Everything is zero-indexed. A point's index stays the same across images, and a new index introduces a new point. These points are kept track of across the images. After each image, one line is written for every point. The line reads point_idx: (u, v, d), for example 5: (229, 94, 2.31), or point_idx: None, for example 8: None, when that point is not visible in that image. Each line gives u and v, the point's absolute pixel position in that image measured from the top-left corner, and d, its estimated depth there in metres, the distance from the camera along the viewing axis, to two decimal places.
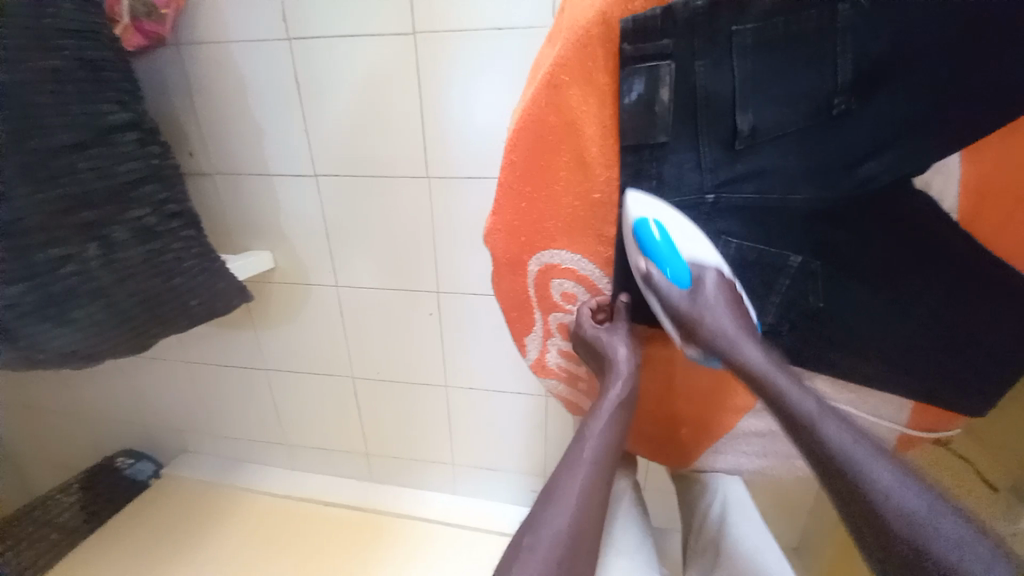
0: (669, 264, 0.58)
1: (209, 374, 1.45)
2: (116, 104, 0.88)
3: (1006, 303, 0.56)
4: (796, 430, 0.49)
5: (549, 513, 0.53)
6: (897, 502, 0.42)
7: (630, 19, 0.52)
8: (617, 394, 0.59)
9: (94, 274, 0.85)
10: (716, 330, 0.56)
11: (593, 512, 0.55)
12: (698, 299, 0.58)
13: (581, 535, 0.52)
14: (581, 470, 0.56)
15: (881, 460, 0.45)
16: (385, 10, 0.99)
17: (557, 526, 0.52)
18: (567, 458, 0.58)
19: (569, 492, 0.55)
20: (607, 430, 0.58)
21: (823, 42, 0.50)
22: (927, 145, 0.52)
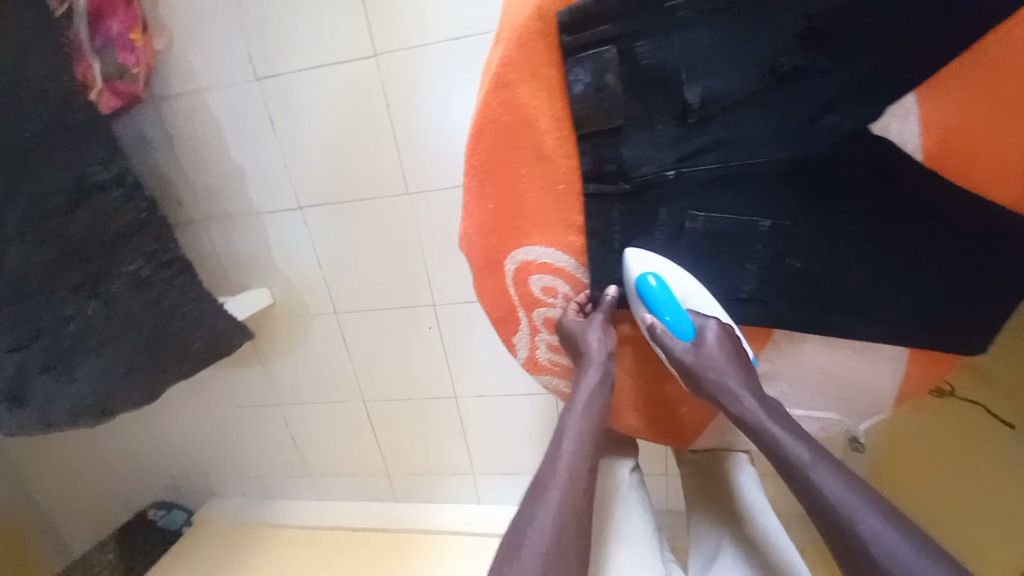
0: (672, 316, 0.61)
1: (224, 415, 1.48)
2: (99, 163, 0.90)
3: (978, 237, 0.56)
4: (794, 479, 0.54)
5: (537, 511, 0.59)
6: (880, 545, 0.49)
7: (566, 12, 0.53)
8: (592, 381, 0.64)
9: (92, 327, 0.88)
10: (719, 382, 0.59)
11: (580, 496, 0.60)
12: (701, 352, 0.60)
13: (567, 526, 0.58)
14: (561, 461, 0.61)
15: (866, 504, 0.51)
16: (345, 39, 1.02)
17: (545, 523, 0.58)
18: (548, 457, 0.63)
19: (553, 487, 0.60)
20: (584, 424, 0.63)
21: (757, 6, 0.51)
22: (876, 92, 0.52)
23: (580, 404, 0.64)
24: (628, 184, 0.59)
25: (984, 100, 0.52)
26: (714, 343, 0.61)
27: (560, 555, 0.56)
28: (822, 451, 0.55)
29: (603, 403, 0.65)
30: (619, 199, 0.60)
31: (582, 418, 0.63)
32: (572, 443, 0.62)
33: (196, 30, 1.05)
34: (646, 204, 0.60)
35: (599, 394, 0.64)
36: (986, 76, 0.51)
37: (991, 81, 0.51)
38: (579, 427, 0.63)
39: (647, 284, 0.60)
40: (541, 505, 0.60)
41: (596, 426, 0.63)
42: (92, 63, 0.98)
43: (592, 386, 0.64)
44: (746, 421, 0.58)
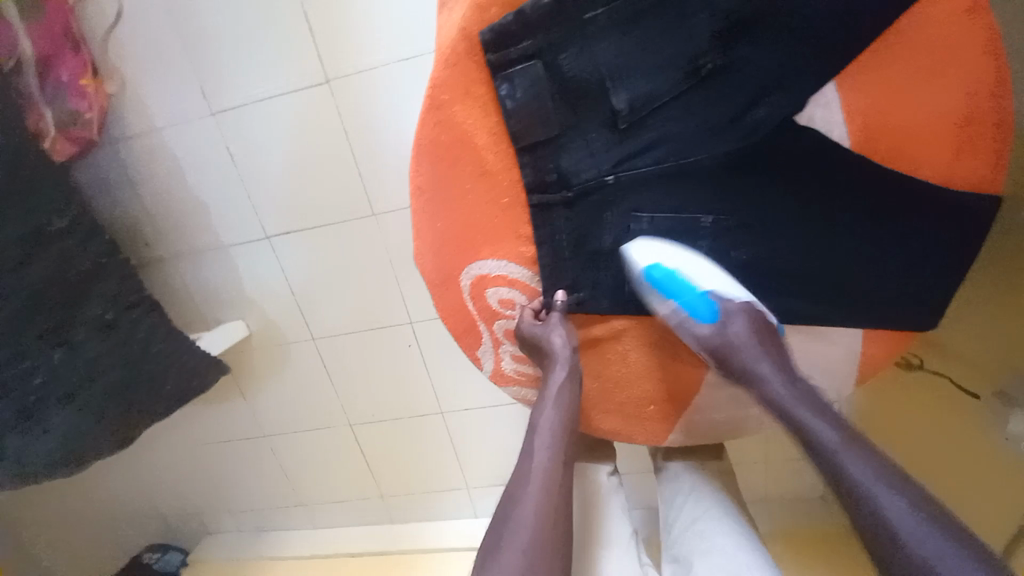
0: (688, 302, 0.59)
1: (212, 451, 1.46)
2: (53, 214, 0.89)
3: (908, 213, 0.59)
4: (816, 458, 0.50)
5: (513, 520, 0.58)
6: (904, 534, 0.43)
7: (488, 31, 0.55)
8: (559, 380, 0.64)
9: (59, 377, 0.88)
10: (745, 364, 0.56)
11: (556, 502, 0.59)
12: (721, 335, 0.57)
13: (545, 533, 0.57)
14: (536, 460, 0.62)
15: (891, 489, 0.46)
16: (295, 68, 1.02)
17: (523, 530, 0.57)
18: (522, 457, 0.64)
19: (529, 495, 0.60)
20: (555, 420, 0.63)
21: (671, 11, 0.52)
22: (796, 85, 0.54)
23: (547, 406, 0.64)
24: (570, 192, 0.60)
25: (894, 86, 0.54)
26: (740, 327, 0.57)
27: (540, 564, 0.55)
28: (849, 429, 0.50)
29: (571, 403, 0.65)
30: (564, 207, 0.61)
31: (551, 421, 0.64)
32: (542, 447, 0.62)
33: (146, 70, 1.05)
34: (592, 209, 0.61)
35: (568, 393, 0.65)
36: (890, 64, 0.54)
37: (894, 68, 0.54)
38: (551, 423, 0.63)
39: (657, 272, 0.59)
40: (517, 514, 0.58)
41: (565, 427, 0.63)
42: (44, 113, 0.97)
43: (559, 385, 0.64)
44: (770, 401, 0.54)
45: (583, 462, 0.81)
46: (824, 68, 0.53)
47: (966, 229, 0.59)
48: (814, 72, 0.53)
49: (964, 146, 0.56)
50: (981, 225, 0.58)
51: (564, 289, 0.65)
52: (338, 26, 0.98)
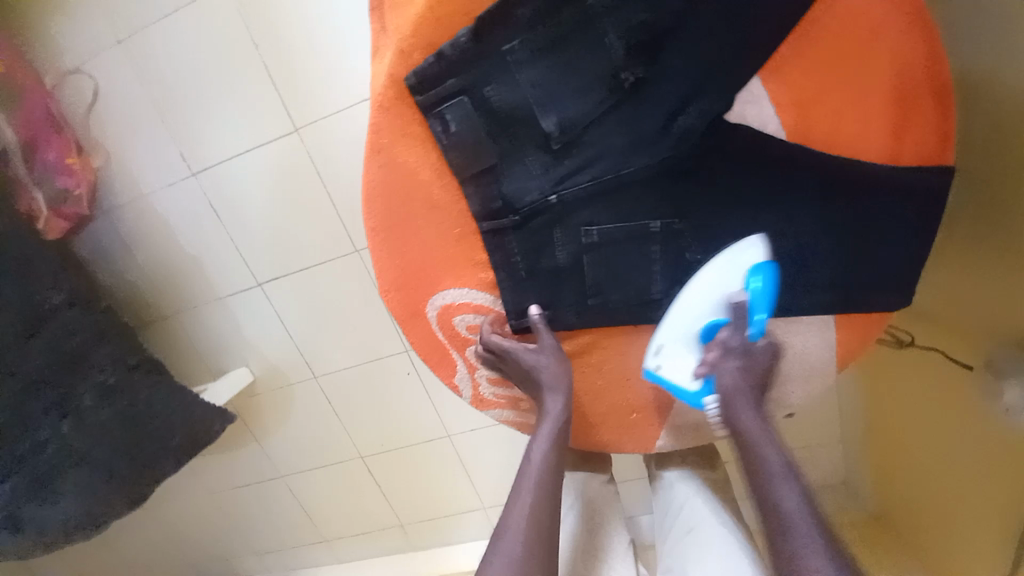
0: (756, 306, 0.61)
1: (233, 497, 1.49)
2: (52, 289, 0.92)
3: (859, 193, 0.57)
4: (760, 486, 0.57)
5: (497, 548, 0.59)
6: (801, 557, 0.50)
7: (412, 75, 0.56)
8: (552, 409, 0.65)
9: (67, 445, 0.92)
10: (737, 391, 0.62)
11: (539, 528, 0.60)
12: (741, 352, 0.62)
13: (527, 559, 0.58)
14: (527, 488, 0.63)
15: (812, 525, 0.52)
16: (265, 121, 1.06)
17: (504, 557, 0.58)
18: (516, 485, 0.64)
19: (512, 521, 0.60)
20: (546, 449, 0.64)
21: (585, 32, 0.53)
22: (721, 86, 0.54)
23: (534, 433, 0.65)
24: (517, 215, 0.61)
25: (820, 74, 0.54)
26: (759, 361, 0.63)
27: None
28: (798, 474, 0.57)
29: (558, 430, 0.64)
30: (514, 230, 0.62)
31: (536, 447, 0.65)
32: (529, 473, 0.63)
33: (129, 142, 1.11)
34: (541, 229, 0.61)
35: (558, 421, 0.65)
36: (811, 54, 0.54)
37: (818, 57, 0.54)
38: (543, 452, 0.64)
39: (764, 270, 0.59)
40: (500, 543, 0.59)
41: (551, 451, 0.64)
42: (35, 195, 1.02)
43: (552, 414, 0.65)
44: (744, 432, 0.60)
45: (576, 470, 0.83)
46: (743, 67, 0.53)
47: (920, 203, 0.58)
48: (735, 72, 0.54)
49: (905, 123, 0.56)
50: (933, 199, 0.58)
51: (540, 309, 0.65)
52: (299, 73, 1.01)
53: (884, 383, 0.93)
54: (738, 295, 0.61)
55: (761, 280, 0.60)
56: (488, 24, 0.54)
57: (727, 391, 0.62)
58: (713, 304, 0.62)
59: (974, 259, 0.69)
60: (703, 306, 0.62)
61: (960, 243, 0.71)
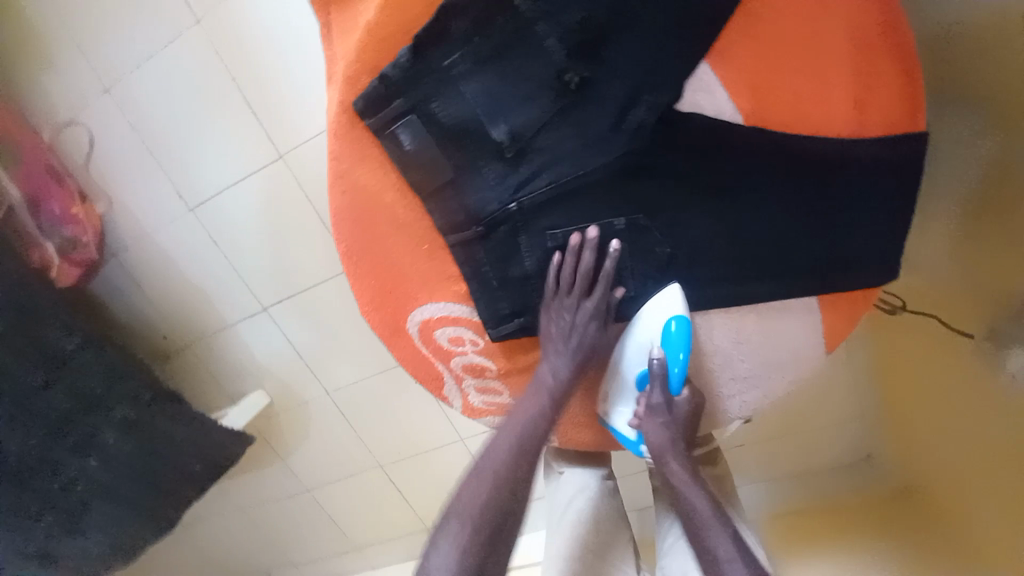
0: (674, 352, 0.60)
1: (264, 513, 1.54)
2: (64, 333, 0.97)
3: (825, 171, 0.56)
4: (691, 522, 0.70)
5: (463, 493, 0.64)
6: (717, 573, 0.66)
7: (360, 100, 0.57)
8: (563, 371, 0.64)
9: (97, 479, 0.99)
10: (662, 445, 0.68)
11: (490, 506, 0.62)
12: (664, 409, 0.65)
13: (474, 536, 0.61)
14: (501, 440, 0.65)
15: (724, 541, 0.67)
16: (249, 150, 1.07)
17: (455, 529, 0.62)
18: (498, 433, 0.66)
19: (483, 469, 0.64)
20: (531, 410, 0.65)
21: (522, 40, 0.53)
22: (666, 78, 0.53)
23: (529, 392, 0.66)
24: (481, 226, 0.61)
25: (768, 54, 0.53)
26: (681, 413, 0.66)
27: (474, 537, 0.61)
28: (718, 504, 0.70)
29: (553, 396, 0.65)
30: (480, 241, 0.62)
31: (507, 427, 0.66)
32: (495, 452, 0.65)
33: (127, 184, 1.15)
34: (506, 238, 0.61)
35: (556, 389, 0.65)
36: (755, 36, 0.53)
37: (763, 38, 0.53)
38: (527, 413, 0.65)
39: (679, 325, 0.59)
40: (451, 521, 0.63)
41: (523, 433, 0.64)
42: (44, 245, 1.09)
43: (554, 378, 0.65)
44: (674, 477, 0.71)
45: (575, 465, 0.83)
46: (687, 56, 0.53)
47: (888, 174, 0.57)
48: (680, 62, 0.53)
49: (865, 95, 0.55)
50: (899, 170, 0.57)
51: (625, 289, 0.62)
52: (275, 101, 1.01)
53: (898, 367, 0.95)
54: (656, 352, 0.61)
55: (678, 337, 0.59)
56: (427, 42, 0.54)
57: (659, 447, 0.68)
58: (641, 355, 0.64)
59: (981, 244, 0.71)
60: (635, 355, 0.64)
61: (964, 231, 0.73)
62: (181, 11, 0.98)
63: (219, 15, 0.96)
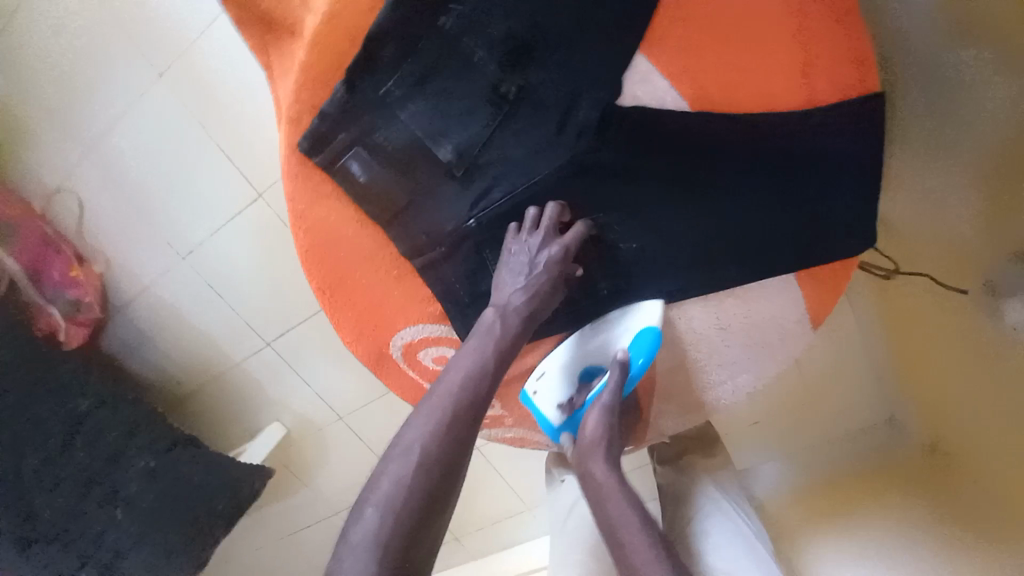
0: (634, 357, 0.62)
1: (299, 540, 1.57)
2: (82, 394, 1.02)
3: (777, 144, 0.55)
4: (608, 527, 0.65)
5: (385, 468, 0.57)
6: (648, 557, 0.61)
7: (305, 139, 0.57)
8: (514, 307, 0.60)
9: (126, 530, 1.01)
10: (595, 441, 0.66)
11: (416, 481, 0.56)
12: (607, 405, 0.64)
13: (396, 517, 0.54)
14: (430, 406, 0.59)
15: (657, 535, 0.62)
16: (228, 192, 1.08)
17: (365, 525, 0.54)
18: (428, 398, 0.60)
19: (408, 438, 0.58)
20: (466, 371, 0.60)
21: (453, 57, 0.53)
22: (602, 75, 0.53)
23: (474, 342, 0.61)
24: (444, 246, 0.61)
25: (700, 35, 0.52)
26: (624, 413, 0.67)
27: (395, 520, 0.54)
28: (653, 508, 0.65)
29: (501, 344, 0.60)
30: (446, 260, 0.62)
31: (433, 405, 0.59)
32: (415, 433, 0.57)
33: (118, 241, 1.17)
34: (470, 254, 0.62)
35: (506, 339, 0.60)
36: (683, 19, 0.52)
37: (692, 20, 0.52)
38: (461, 374, 0.60)
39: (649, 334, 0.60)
40: (366, 512, 0.55)
41: (450, 412, 0.58)
42: (51, 310, 1.13)
43: (504, 323, 0.60)
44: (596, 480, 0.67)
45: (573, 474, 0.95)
46: (618, 51, 0.52)
47: (842, 137, 0.56)
48: (612, 58, 0.52)
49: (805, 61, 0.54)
50: (852, 133, 0.56)
51: (582, 269, 0.62)
52: (247, 142, 1.02)
53: (908, 326, 0.95)
54: (621, 353, 0.63)
55: (642, 343, 0.60)
56: (360, 74, 0.54)
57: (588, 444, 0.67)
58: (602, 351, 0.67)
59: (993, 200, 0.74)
60: (595, 351, 0.67)
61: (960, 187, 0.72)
62: (144, 68, 0.99)
63: (180, 66, 0.97)
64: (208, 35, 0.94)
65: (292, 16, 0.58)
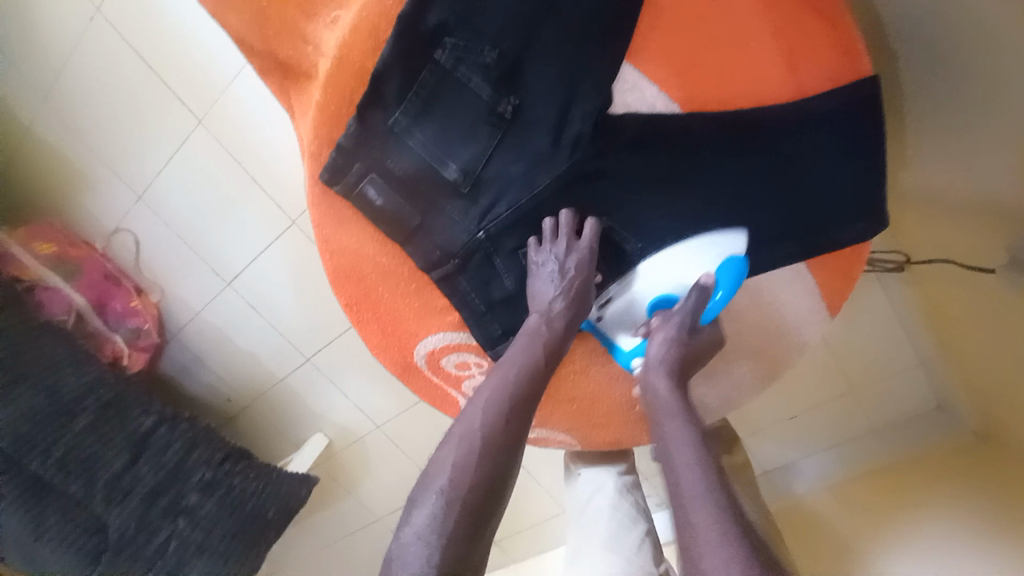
0: (722, 287, 0.63)
1: (345, 544, 1.65)
2: (145, 414, 1.11)
3: (769, 139, 0.56)
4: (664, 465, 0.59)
5: (440, 454, 0.57)
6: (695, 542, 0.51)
7: (324, 171, 0.62)
8: (556, 313, 0.63)
9: (188, 537, 1.10)
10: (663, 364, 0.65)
11: (473, 469, 0.55)
12: (678, 325, 0.64)
13: (454, 507, 0.53)
14: (485, 398, 0.60)
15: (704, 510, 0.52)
16: (266, 219, 1.16)
17: (426, 510, 0.53)
18: (482, 391, 0.61)
19: (464, 427, 0.58)
20: (518, 367, 0.61)
21: (452, 85, 0.57)
22: (594, 88, 0.55)
23: (520, 341, 0.63)
24: (457, 258, 0.65)
25: (688, 39, 0.54)
26: (700, 345, 0.67)
27: (452, 509, 0.53)
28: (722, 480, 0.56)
29: (547, 344, 0.62)
30: (461, 272, 0.66)
31: (489, 397, 0.59)
32: (475, 422, 0.58)
33: (172, 270, 1.28)
34: (482, 265, 0.66)
35: (551, 341, 0.62)
36: (668, 24, 0.54)
37: (678, 24, 0.54)
38: (514, 370, 0.61)
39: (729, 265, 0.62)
40: (423, 502, 0.54)
41: (507, 405, 0.59)
42: (114, 339, 1.24)
43: (549, 327, 0.63)
44: (654, 396, 0.65)
45: (592, 465, 0.93)
46: (608, 64, 0.55)
47: (837, 130, 0.56)
48: (602, 72, 0.55)
49: (797, 54, 0.54)
50: (852, 121, 0.56)
51: (600, 275, 0.67)
52: (277, 174, 1.10)
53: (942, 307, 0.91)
54: (707, 278, 0.62)
55: (729, 272, 0.62)
56: (369, 110, 0.59)
57: (659, 361, 0.65)
58: (682, 272, 0.64)
59: (987, 189, 0.73)
60: (673, 271, 0.64)
61: None
62: (184, 115, 1.08)
63: (216, 111, 1.06)
64: (238, 78, 1.01)
65: (307, 60, 0.64)
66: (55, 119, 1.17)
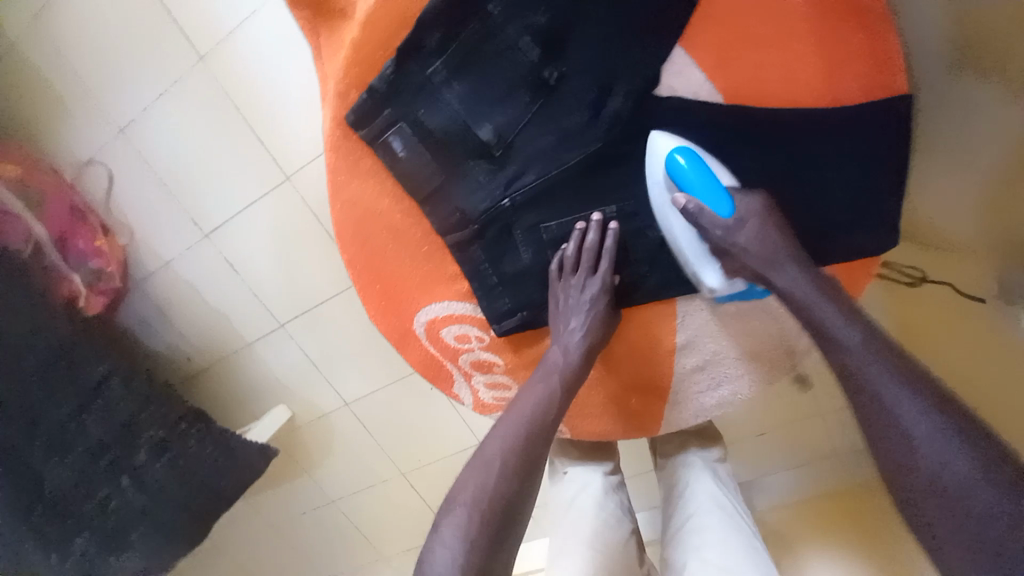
0: (715, 202, 0.57)
1: (293, 525, 1.57)
2: (96, 363, 1.01)
3: (803, 141, 0.57)
4: (856, 395, 0.52)
5: (466, 475, 0.58)
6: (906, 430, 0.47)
7: (351, 114, 0.61)
8: (575, 348, 0.63)
9: (130, 500, 1.04)
10: (771, 254, 0.57)
11: (494, 487, 0.56)
12: (728, 232, 0.57)
13: (479, 522, 0.54)
14: (505, 426, 0.61)
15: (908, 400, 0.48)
16: (257, 171, 1.09)
17: (452, 524, 0.54)
18: (502, 419, 0.62)
19: (488, 451, 0.59)
20: (535, 399, 0.61)
21: (499, 44, 0.57)
22: (638, 65, 0.56)
23: (538, 374, 0.64)
24: (475, 225, 0.63)
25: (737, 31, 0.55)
26: (756, 218, 0.57)
27: (474, 524, 0.54)
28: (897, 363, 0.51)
29: (564, 376, 0.63)
30: (475, 240, 0.64)
31: (507, 425, 0.60)
32: (494, 448, 0.59)
33: (144, 214, 1.19)
34: (499, 235, 0.63)
35: (566, 373, 0.63)
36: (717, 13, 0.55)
37: (728, 15, 0.55)
38: (532, 401, 0.61)
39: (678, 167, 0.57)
40: (451, 512, 0.55)
41: (524, 437, 0.59)
42: (73, 279, 1.14)
43: (565, 359, 0.63)
44: (791, 295, 0.57)
45: (578, 462, 0.91)
46: (653, 45, 0.56)
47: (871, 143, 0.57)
48: (647, 51, 0.56)
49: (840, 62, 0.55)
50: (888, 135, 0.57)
51: (619, 278, 0.66)
52: (276, 126, 1.04)
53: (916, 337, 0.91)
54: (681, 198, 0.57)
55: (689, 172, 0.56)
56: (407, 58, 0.58)
57: (758, 272, 0.58)
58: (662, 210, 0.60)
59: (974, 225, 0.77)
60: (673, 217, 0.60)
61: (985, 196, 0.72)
62: (184, 51, 1.02)
63: (219, 50, 1.00)
64: (250, 19, 0.97)
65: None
66: (40, 35, 1.09)
